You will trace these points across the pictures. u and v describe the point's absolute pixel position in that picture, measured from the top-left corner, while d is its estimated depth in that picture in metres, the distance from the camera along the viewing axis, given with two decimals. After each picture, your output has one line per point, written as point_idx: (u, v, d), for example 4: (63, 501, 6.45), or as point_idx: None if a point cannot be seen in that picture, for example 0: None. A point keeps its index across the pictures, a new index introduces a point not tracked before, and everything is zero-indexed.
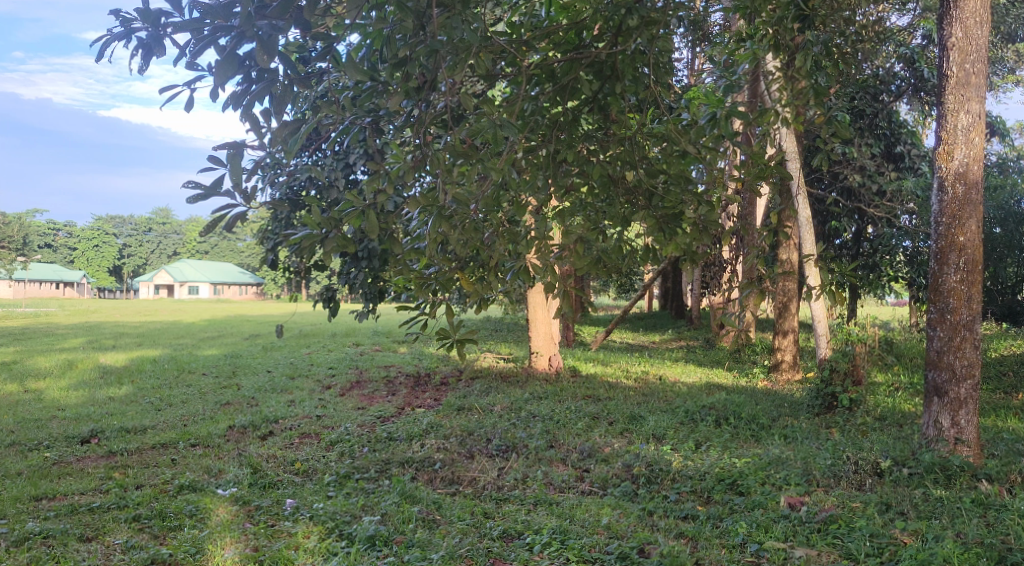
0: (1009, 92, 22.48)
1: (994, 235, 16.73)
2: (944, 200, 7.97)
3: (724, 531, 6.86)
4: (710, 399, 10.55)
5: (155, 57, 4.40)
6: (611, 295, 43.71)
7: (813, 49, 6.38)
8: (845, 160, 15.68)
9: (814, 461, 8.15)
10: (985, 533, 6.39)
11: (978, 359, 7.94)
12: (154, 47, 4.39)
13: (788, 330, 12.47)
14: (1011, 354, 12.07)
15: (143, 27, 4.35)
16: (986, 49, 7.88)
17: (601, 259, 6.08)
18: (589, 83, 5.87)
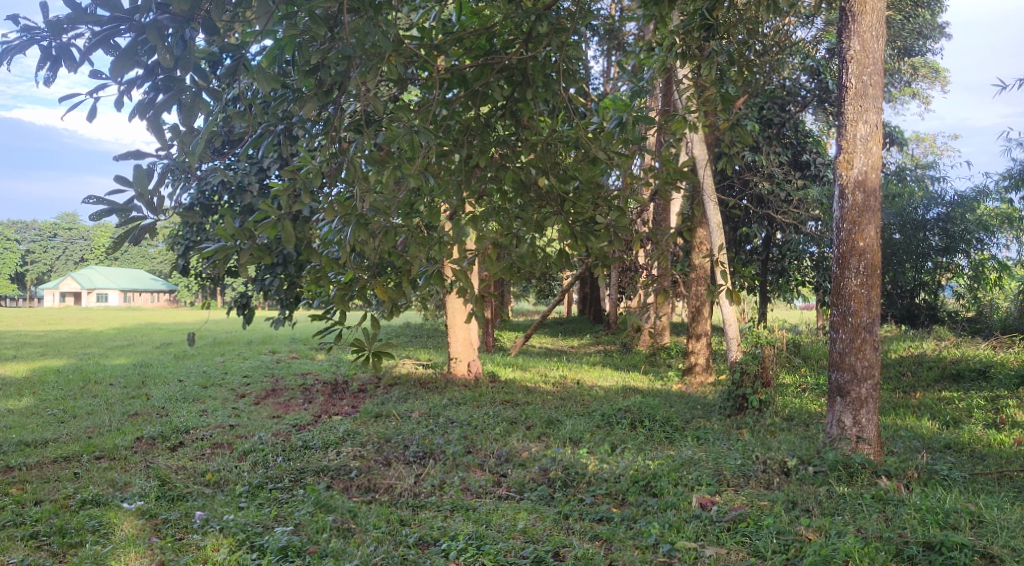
0: (907, 103, 23.52)
1: (895, 241, 17.54)
2: (845, 206, 8.27)
3: (637, 532, 6.95)
4: (626, 402, 10.70)
5: (60, 67, 4.23)
6: (531, 301, 43.91)
7: (717, 58, 6.54)
8: (755, 168, 16.12)
9: (724, 462, 8.35)
10: (884, 528, 6.65)
11: (877, 360, 8.28)
12: (60, 57, 4.22)
13: (701, 333, 12.72)
14: (909, 354, 12.61)
15: (46, 37, 4.19)
16: (882, 62, 8.21)
17: (515, 264, 6.10)
18: (500, 88, 5.96)
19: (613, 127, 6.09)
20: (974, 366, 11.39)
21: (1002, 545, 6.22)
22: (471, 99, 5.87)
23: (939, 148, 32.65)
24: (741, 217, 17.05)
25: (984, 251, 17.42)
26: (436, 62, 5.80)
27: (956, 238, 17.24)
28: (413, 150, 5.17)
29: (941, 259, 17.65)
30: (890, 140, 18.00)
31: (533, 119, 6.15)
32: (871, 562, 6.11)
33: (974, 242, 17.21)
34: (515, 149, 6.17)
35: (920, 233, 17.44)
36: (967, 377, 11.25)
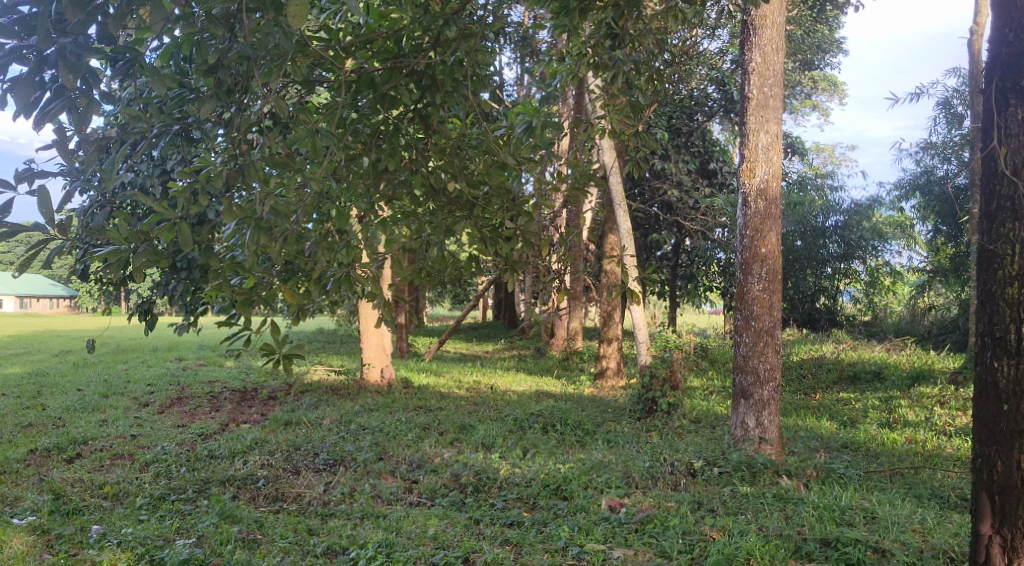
0: (806, 114, 24.42)
1: (797, 248, 18.07)
2: (747, 213, 8.52)
3: (547, 536, 6.99)
4: (538, 406, 10.76)
5: None
6: (446, 307, 43.77)
7: (624, 67, 6.65)
8: (665, 176, 16.44)
9: (634, 464, 8.49)
10: (784, 526, 6.86)
11: (778, 363, 8.56)
12: None
13: (613, 338, 12.90)
14: (810, 357, 13.08)
15: None
16: (782, 74, 8.51)
17: (425, 268, 6.07)
18: (409, 92, 5.90)
19: (521, 133, 5.99)
20: (869, 368, 11.90)
21: (893, 539, 6.50)
22: (379, 103, 5.80)
23: (835, 158, 34.07)
24: (651, 223, 17.35)
25: (878, 257, 18.63)
26: (343, 65, 5.73)
27: (853, 246, 18.23)
28: (317, 154, 5.07)
29: (840, 265, 18.44)
30: (792, 150, 18.60)
31: (442, 123, 6.13)
32: (771, 559, 6.28)
33: (869, 250, 18.37)
34: (425, 153, 6.13)
35: (821, 240, 18.15)
36: (863, 378, 11.73)
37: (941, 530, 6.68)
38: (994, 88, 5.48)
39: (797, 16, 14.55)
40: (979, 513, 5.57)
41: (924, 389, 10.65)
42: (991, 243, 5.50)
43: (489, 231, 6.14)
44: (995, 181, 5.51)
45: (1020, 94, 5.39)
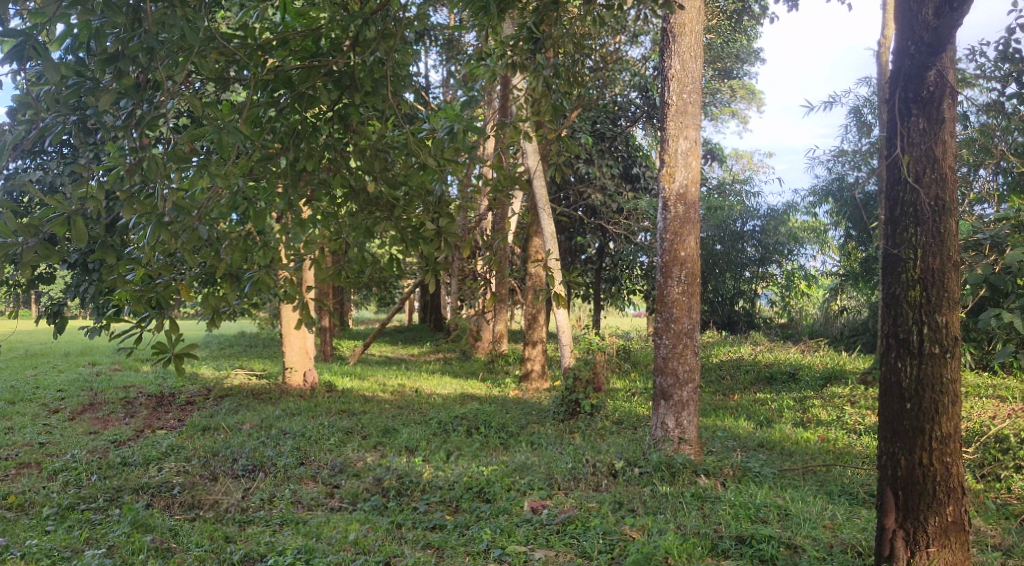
0: (726, 120, 24.97)
1: (715, 250, 18.56)
2: (667, 218, 8.68)
3: (469, 538, 6.99)
4: (462, 409, 10.74)
5: None
6: (372, 308, 43.40)
7: (544, 71, 6.70)
8: (589, 180, 16.61)
9: (556, 465, 8.55)
10: (701, 524, 6.98)
11: (697, 364, 8.73)
12: None
13: (537, 340, 12.98)
14: (728, 359, 13.35)
15: None
16: (700, 81, 8.68)
17: (344, 270, 5.99)
18: (327, 92, 5.82)
19: (443, 136, 5.81)
20: (784, 369, 12.23)
21: (805, 535, 6.69)
22: (295, 103, 5.70)
23: (754, 165, 34.92)
24: (575, 227, 17.50)
25: (796, 262, 18.99)
26: (259, 63, 5.63)
27: (771, 250, 18.68)
28: (226, 150, 4.91)
29: (757, 269, 18.89)
30: (712, 157, 18.99)
31: (361, 124, 6.06)
32: (688, 557, 6.37)
33: (786, 254, 18.81)
34: (345, 153, 6.07)
35: (738, 245, 18.65)
36: (779, 379, 12.05)
37: (850, 526, 6.90)
38: (897, 99, 5.70)
39: (716, 25, 14.88)
40: (884, 508, 5.76)
41: (836, 390, 11.00)
42: (895, 248, 5.72)
43: (409, 232, 6.06)
44: (897, 188, 5.73)
45: (922, 105, 5.60)
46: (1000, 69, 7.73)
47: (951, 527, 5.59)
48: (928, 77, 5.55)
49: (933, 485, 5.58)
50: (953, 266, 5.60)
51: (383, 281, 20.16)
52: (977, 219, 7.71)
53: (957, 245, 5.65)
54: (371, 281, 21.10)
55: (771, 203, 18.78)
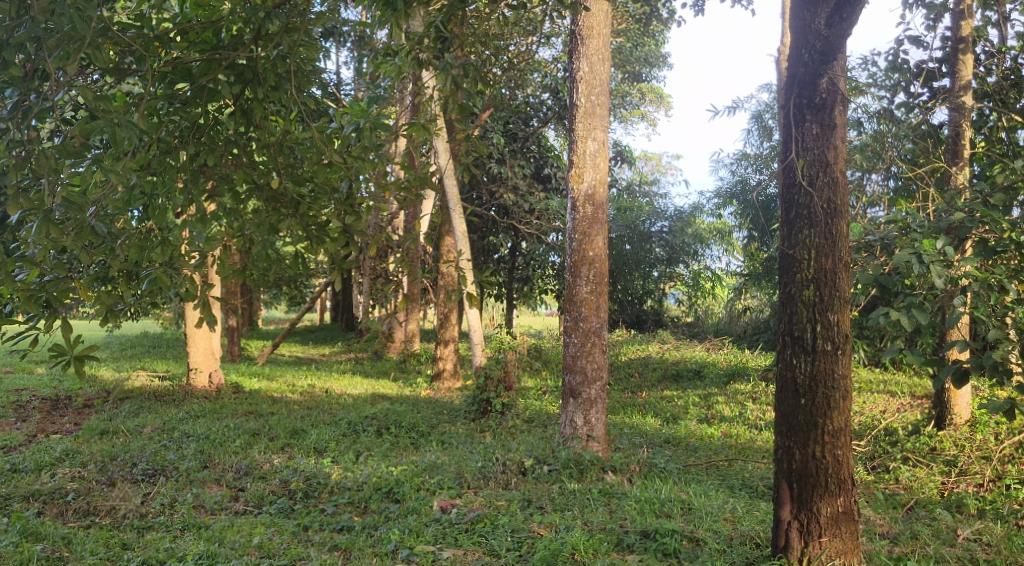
0: (636, 122, 25.41)
1: (624, 250, 18.79)
2: (576, 218, 8.80)
3: (377, 539, 6.93)
4: (373, 409, 10.64)
5: None
6: (282, 309, 42.67)
7: (452, 70, 6.70)
8: (501, 180, 16.65)
9: (466, 464, 8.56)
10: (607, 520, 7.08)
11: (605, 363, 8.88)
12: None
13: (449, 339, 12.98)
14: (636, 357, 13.59)
15: None
16: (608, 84, 8.82)
17: (247, 268, 5.85)
18: (228, 86, 5.67)
19: (349, 132, 5.72)
20: (690, 367, 12.55)
21: (706, 528, 6.86)
22: (194, 98, 5.54)
23: (663, 167, 35.72)
24: (488, 227, 17.53)
25: (701, 262, 19.69)
26: (155, 55, 5.45)
27: (678, 251, 19.14)
28: (120, 144, 4.72)
29: (665, 269, 19.38)
30: (622, 158, 19.29)
31: (265, 119, 5.95)
32: (594, 552, 6.44)
33: (691, 255, 19.38)
34: (247, 148, 5.92)
35: (646, 245, 19.00)
36: (685, 376, 12.35)
37: (749, 518, 7.11)
38: (792, 105, 5.91)
39: (624, 29, 15.11)
40: (780, 500, 5.94)
41: (739, 387, 11.32)
42: (790, 248, 5.93)
43: (314, 229, 5.94)
44: (793, 191, 5.94)
45: (815, 111, 5.82)
46: (890, 79, 8.08)
47: (841, 517, 5.80)
48: (820, 84, 5.76)
49: (824, 477, 5.79)
50: (844, 267, 5.83)
51: (293, 280, 19.82)
52: (869, 221, 8.05)
53: (848, 246, 5.89)
54: (281, 280, 20.70)
55: (678, 205, 19.42)
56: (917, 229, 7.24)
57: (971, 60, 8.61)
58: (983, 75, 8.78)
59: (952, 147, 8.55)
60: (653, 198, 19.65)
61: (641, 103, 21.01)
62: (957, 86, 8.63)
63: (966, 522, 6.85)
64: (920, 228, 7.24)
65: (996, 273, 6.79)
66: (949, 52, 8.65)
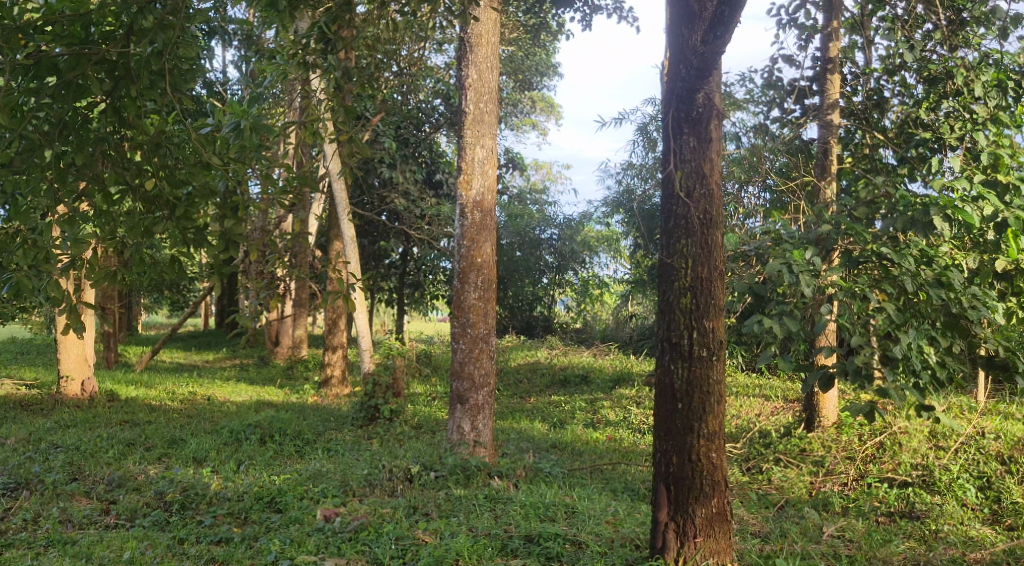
0: (528, 130, 25.69)
1: (516, 257, 19.03)
2: (464, 224, 8.82)
3: (257, 550, 6.74)
4: (256, 417, 10.37)
5: None
6: (164, 313, 41.18)
7: (334, 72, 6.61)
8: (392, 185, 16.50)
9: (351, 472, 8.45)
10: (492, 525, 7.10)
11: (492, 369, 8.95)
12: None
13: (337, 345, 12.80)
14: (526, 362, 13.71)
15: None
16: (496, 93, 8.89)
17: (118, 272, 5.58)
18: (98, 82, 5.38)
19: (227, 134, 5.64)
20: (577, 372, 12.76)
21: (589, 531, 6.96)
22: (62, 91, 5.20)
23: (552, 174, 36.26)
24: (380, 231, 17.37)
25: (590, 269, 20.03)
26: (17, 47, 5.13)
27: (567, 258, 19.43)
28: None
29: (556, 276, 19.65)
30: (513, 165, 19.47)
31: (139, 118, 5.63)
32: (478, 558, 6.44)
33: (582, 262, 19.68)
34: (119, 148, 5.64)
35: (537, 252, 19.27)
36: (572, 381, 12.56)
37: (630, 521, 7.26)
38: (671, 118, 6.09)
39: (516, 38, 15.26)
40: (658, 502, 6.09)
41: (624, 391, 11.57)
42: (668, 257, 6.10)
43: (191, 233, 5.58)
44: (672, 202, 6.11)
45: (692, 125, 6.01)
46: (766, 95, 8.44)
47: (715, 518, 6.00)
48: (697, 98, 5.96)
49: (700, 479, 5.97)
50: (719, 276, 6.04)
51: (175, 284, 19.15)
52: (744, 232, 8.36)
53: (723, 255, 6.11)
54: (162, 283, 19.93)
55: (568, 213, 19.55)
56: (788, 240, 7.58)
57: (838, 80, 9.06)
58: (849, 95, 9.26)
59: (821, 162, 8.99)
60: (542, 206, 19.76)
61: (532, 112, 21.26)
62: (825, 104, 9.07)
63: (831, 520, 7.20)
64: (790, 239, 7.57)
65: (859, 283, 7.18)
66: (819, 71, 9.09)
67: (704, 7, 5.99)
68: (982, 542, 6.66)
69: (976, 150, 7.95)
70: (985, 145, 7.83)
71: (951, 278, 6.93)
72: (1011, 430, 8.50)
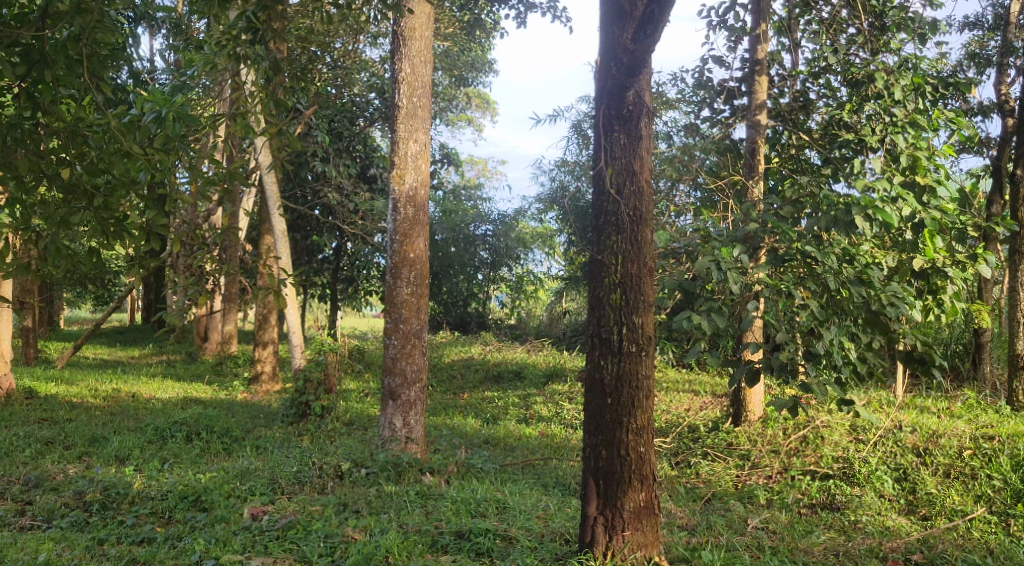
0: (463, 126, 25.67)
1: (450, 253, 18.93)
2: (397, 219, 8.75)
3: (180, 551, 6.57)
4: (183, 414, 10.13)
5: None
6: (88, 308, 39.94)
7: (262, 63, 6.49)
8: (325, 178, 16.27)
9: (280, 469, 8.32)
10: (422, 521, 7.07)
11: (424, 364, 8.90)
12: None
13: (268, 341, 12.61)
14: (459, 359, 13.68)
15: None
16: (430, 87, 8.85)
17: (32, 263, 5.37)
18: (12, 66, 5.16)
19: (150, 123, 5.52)
20: (510, 368, 12.79)
21: (520, 526, 6.97)
22: None
23: (488, 171, 36.21)
24: (313, 226, 17.15)
25: (524, 266, 20.08)
26: None
27: (501, 255, 19.45)
28: None
29: (490, 272, 19.66)
30: (448, 161, 19.42)
31: (55, 104, 5.42)
32: (408, 554, 6.41)
33: (516, 259, 19.72)
34: (33, 135, 5.42)
35: (472, 248, 19.25)
36: (505, 377, 12.59)
37: (561, 515, 7.29)
38: (601, 115, 6.13)
39: (451, 33, 15.21)
40: (587, 496, 6.12)
41: (556, 387, 11.65)
42: (599, 253, 6.15)
43: (112, 223, 5.47)
44: (603, 199, 6.16)
45: (622, 122, 6.07)
46: (697, 95, 8.56)
47: (643, 511, 6.06)
48: (628, 96, 6.02)
49: (628, 473, 6.02)
50: (648, 272, 6.11)
51: (100, 278, 18.59)
52: (674, 230, 8.48)
53: (652, 252, 6.18)
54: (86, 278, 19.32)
55: (501, 210, 19.58)
56: (716, 238, 7.71)
57: (765, 82, 9.30)
58: (777, 96, 9.47)
59: (748, 162, 9.19)
60: (477, 202, 19.76)
61: (468, 108, 21.23)
62: (753, 104, 9.28)
63: (756, 512, 7.37)
64: (719, 237, 7.69)
65: (784, 280, 7.35)
66: (747, 72, 9.30)
67: (635, 5, 6.05)
68: (898, 532, 6.90)
69: (896, 152, 8.19)
70: (903, 147, 8.08)
71: (871, 276, 7.14)
72: (927, 422, 8.81)
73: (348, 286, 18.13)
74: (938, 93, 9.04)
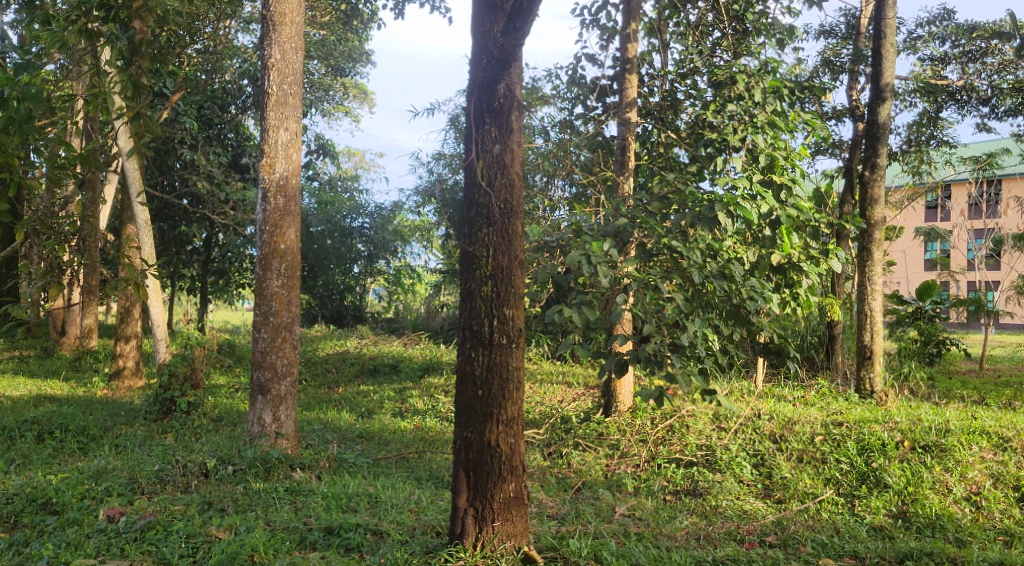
0: (340, 115, 25.25)
1: (326, 245, 18.55)
2: (266, 209, 8.52)
3: (26, 557, 6.19)
4: (34, 412, 9.54)
5: None
6: None
7: (118, 42, 6.14)
8: (194, 167, 15.67)
9: (141, 468, 7.95)
10: (291, 518, 6.90)
11: (295, 358, 8.71)
12: None
13: (131, 335, 12.07)
14: (334, 352, 13.45)
15: None
16: (301, 74, 8.65)
17: None
18: None
19: None
20: (386, 361, 12.69)
21: (390, 520, 6.90)
22: None
23: (366, 163, 35.75)
24: (181, 216, 16.46)
25: (404, 259, 19.92)
26: None
27: (379, 248, 19.21)
28: None
29: (368, 265, 19.41)
30: (325, 152, 19.05)
31: None
32: (274, 553, 6.25)
33: (394, 252, 19.50)
34: None
35: (348, 241, 18.88)
36: (381, 371, 12.45)
37: (432, 508, 7.26)
38: (472, 108, 6.13)
39: None
40: (457, 488, 6.11)
41: (431, 380, 11.63)
42: (470, 246, 6.14)
43: None
44: (473, 191, 6.16)
45: (493, 115, 6.09)
46: (571, 92, 8.69)
47: (512, 502, 6.10)
48: (498, 89, 6.05)
49: (498, 465, 6.06)
50: (518, 265, 6.16)
51: None
52: (547, 224, 8.57)
53: (522, 245, 6.23)
54: None
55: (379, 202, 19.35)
56: (587, 232, 7.83)
57: (635, 79, 9.56)
58: (647, 95, 9.73)
59: (620, 159, 9.41)
60: (354, 194, 19.44)
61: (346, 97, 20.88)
62: (624, 102, 9.52)
63: (623, 500, 7.56)
64: (590, 230, 7.82)
65: (651, 274, 7.55)
66: (618, 70, 9.51)
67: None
68: (755, 515, 7.22)
69: (755, 151, 8.55)
70: (761, 148, 8.45)
71: (732, 271, 7.41)
72: (783, 411, 9.25)
73: (220, 279, 17.55)
74: (794, 95, 9.47)
